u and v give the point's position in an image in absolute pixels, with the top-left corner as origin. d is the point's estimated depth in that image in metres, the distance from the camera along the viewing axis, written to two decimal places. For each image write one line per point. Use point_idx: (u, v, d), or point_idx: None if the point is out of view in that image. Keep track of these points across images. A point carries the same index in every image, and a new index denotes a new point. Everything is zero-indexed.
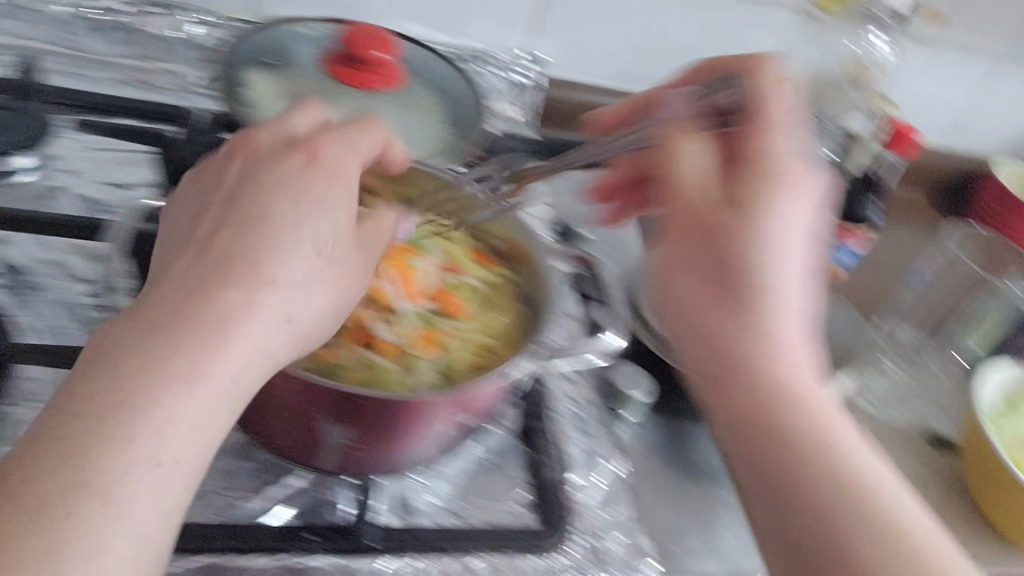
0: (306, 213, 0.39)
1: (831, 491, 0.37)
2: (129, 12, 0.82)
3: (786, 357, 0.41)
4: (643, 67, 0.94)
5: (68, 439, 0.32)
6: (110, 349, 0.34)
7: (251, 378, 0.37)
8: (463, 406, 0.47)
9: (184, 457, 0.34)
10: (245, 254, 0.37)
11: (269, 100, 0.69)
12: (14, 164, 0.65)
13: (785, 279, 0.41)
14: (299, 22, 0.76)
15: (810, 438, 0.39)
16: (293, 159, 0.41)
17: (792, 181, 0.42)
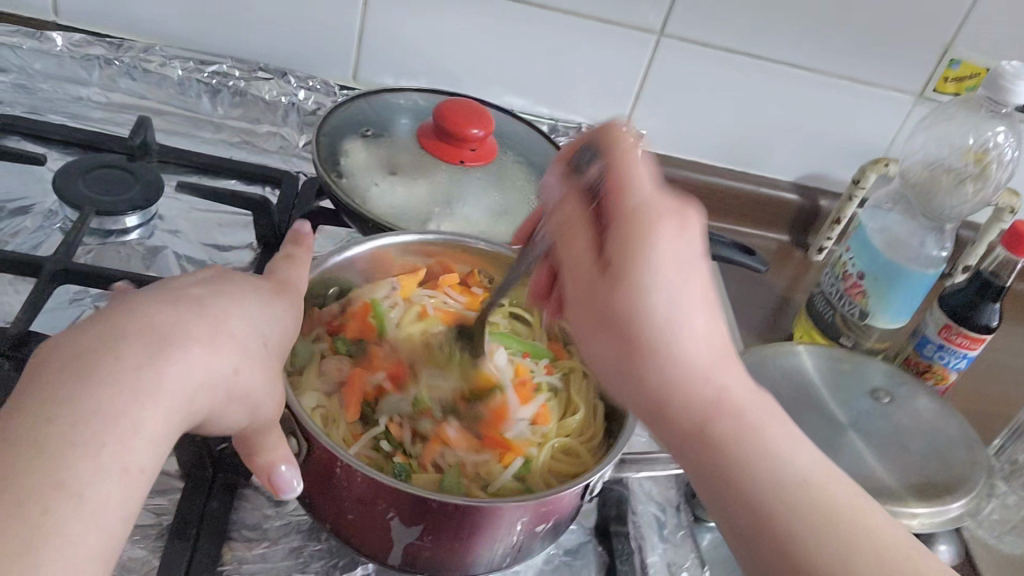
0: (242, 302, 0.45)
1: (809, 530, 0.39)
2: (238, 73, 0.83)
3: (707, 378, 0.41)
4: (750, 144, 0.91)
5: (27, 441, 0.35)
6: (62, 366, 0.38)
7: (199, 411, 0.40)
8: (541, 517, 0.45)
9: (135, 464, 0.37)
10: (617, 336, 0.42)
11: (362, 170, 0.69)
12: (125, 225, 0.68)
13: (688, 330, 0.41)
14: (402, 92, 0.77)
15: (778, 477, 0.40)
16: (250, 277, 0.47)
17: (661, 220, 0.41)
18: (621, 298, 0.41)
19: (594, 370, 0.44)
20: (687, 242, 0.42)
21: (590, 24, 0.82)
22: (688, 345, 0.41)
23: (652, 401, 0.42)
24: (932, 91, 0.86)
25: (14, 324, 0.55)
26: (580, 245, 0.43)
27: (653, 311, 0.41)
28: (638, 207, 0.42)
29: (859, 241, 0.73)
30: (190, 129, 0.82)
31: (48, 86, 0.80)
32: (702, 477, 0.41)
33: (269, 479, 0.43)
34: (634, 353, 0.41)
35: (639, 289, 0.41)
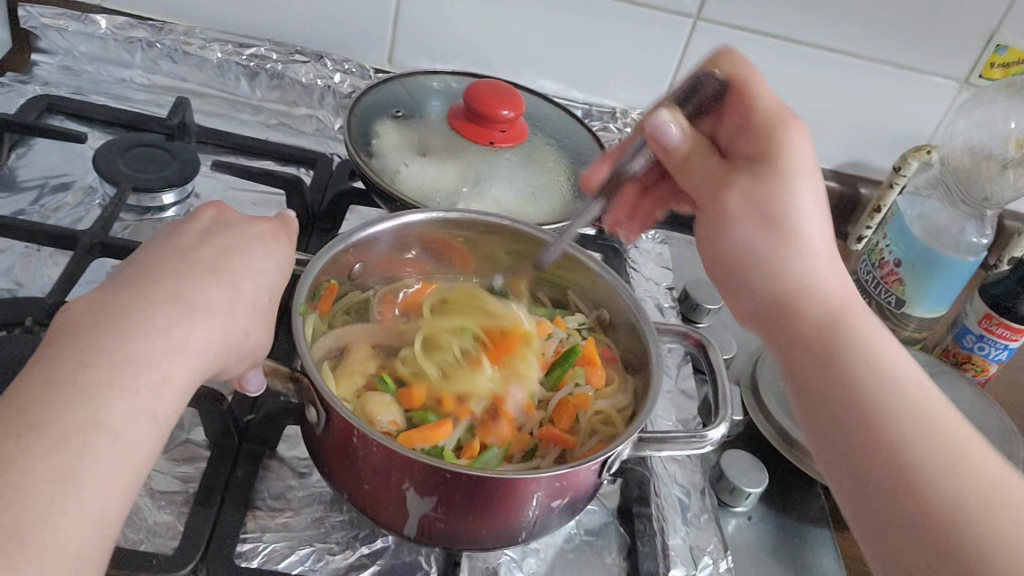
0: (249, 253, 0.48)
1: (886, 415, 0.42)
2: (275, 56, 0.84)
3: (852, 322, 0.47)
4: None
5: (63, 376, 0.38)
6: (93, 316, 0.40)
7: (217, 367, 0.43)
8: (559, 492, 0.45)
9: (162, 411, 0.39)
10: (761, 213, 0.50)
11: (393, 150, 0.70)
12: (162, 202, 0.69)
13: (810, 247, 0.50)
14: (437, 76, 0.77)
15: (875, 393, 0.43)
16: (256, 222, 0.51)
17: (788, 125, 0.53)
18: (767, 190, 0.50)
19: (730, 254, 0.52)
20: (806, 146, 0.52)
21: (625, 6, 0.81)
22: (812, 272, 0.49)
23: (774, 290, 0.49)
24: (976, 77, 0.83)
25: (51, 293, 0.56)
26: (697, 177, 0.54)
27: (793, 204, 0.50)
28: (774, 117, 0.53)
29: (896, 228, 0.72)
30: (228, 111, 0.83)
31: (92, 68, 0.82)
32: (807, 388, 0.45)
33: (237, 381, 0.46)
34: (757, 259, 0.50)
35: (788, 188, 0.50)
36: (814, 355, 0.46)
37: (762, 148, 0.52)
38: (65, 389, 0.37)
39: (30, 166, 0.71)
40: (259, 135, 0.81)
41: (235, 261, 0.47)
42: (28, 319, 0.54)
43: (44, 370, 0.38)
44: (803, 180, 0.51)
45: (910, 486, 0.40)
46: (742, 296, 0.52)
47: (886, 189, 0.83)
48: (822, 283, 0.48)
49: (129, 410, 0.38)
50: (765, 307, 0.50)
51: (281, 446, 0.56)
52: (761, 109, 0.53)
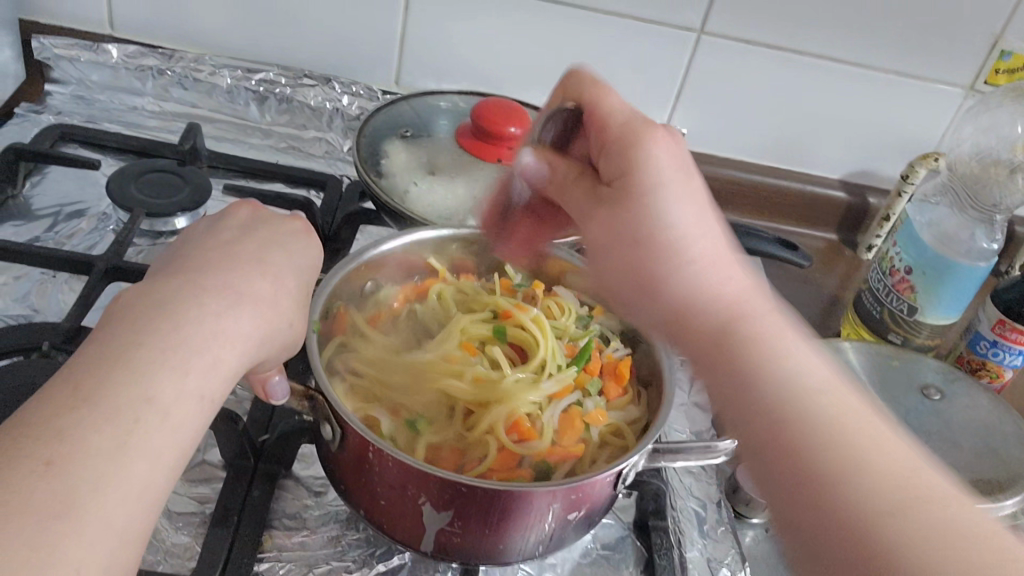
0: (290, 249, 0.49)
1: (805, 431, 0.38)
2: (284, 80, 0.85)
3: (714, 297, 0.44)
4: (794, 141, 0.90)
5: (113, 355, 0.37)
6: (144, 301, 0.40)
7: (261, 356, 0.43)
8: (576, 504, 0.45)
9: (211, 393, 0.39)
10: (645, 269, 0.46)
11: (402, 169, 0.70)
12: (174, 225, 0.70)
13: (694, 250, 0.45)
14: (444, 95, 0.78)
15: (782, 413, 0.39)
16: (292, 221, 0.52)
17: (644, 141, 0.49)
18: (618, 221, 0.48)
19: (605, 274, 0.50)
20: (673, 149, 0.49)
21: (630, 22, 0.82)
22: (701, 253, 0.45)
23: (661, 309, 0.46)
24: (983, 83, 0.84)
25: (67, 318, 0.57)
26: (577, 185, 0.52)
27: (638, 215, 0.47)
28: (628, 127, 0.49)
29: (907, 235, 0.72)
30: (238, 136, 0.84)
31: (104, 97, 0.83)
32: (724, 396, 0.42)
33: (261, 388, 0.46)
34: (642, 274, 0.47)
35: (637, 203, 0.47)
36: (720, 357, 0.42)
37: (606, 151, 0.50)
38: (115, 365, 0.37)
39: (45, 194, 0.72)
40: (269, 158, 0.82)
41: (274, 259, 0.47)
42: (44, 344, 0.55)
43: (92, 350, 0.38)
44: (658, 166, 0.48)
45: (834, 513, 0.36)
46: (650, 310, 0.47)
47: (895, 199, 0.83)
48: (714, 279, 0.44)
49: (177, 391, 0.38)
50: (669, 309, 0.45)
51: (297, 466, 0.56)
52: (614, 123, 0.50)
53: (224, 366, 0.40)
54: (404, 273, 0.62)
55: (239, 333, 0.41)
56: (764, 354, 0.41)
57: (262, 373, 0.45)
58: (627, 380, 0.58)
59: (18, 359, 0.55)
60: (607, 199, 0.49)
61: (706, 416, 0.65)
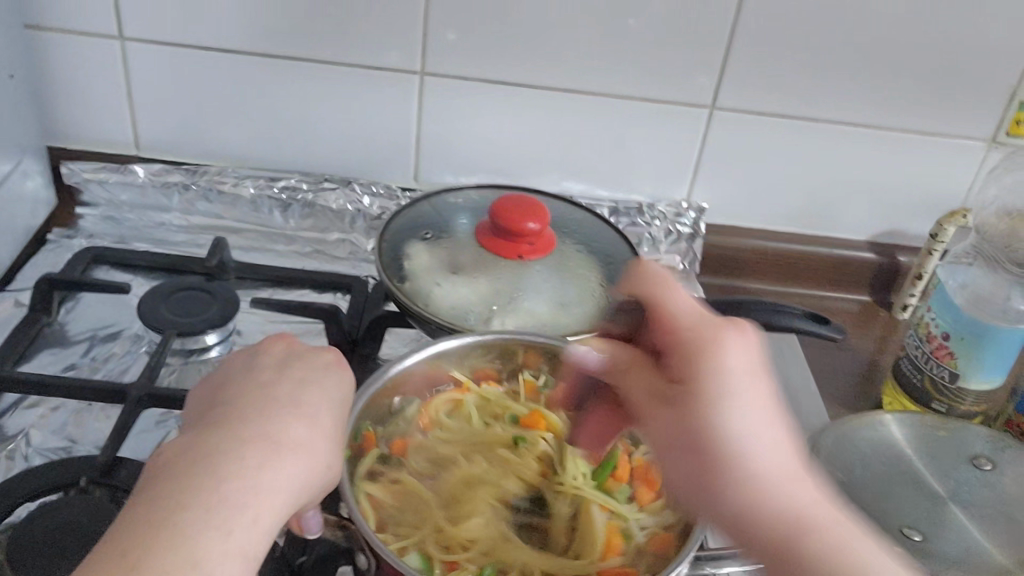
0: (326, 384, 0.49)
1: None
2: (306, 186, 0.86)
3: (780, 490, 0.42)
4: (817, 206, 0.89)
5: (159, 521, 0.37)
6: (189, 459, 0.41)
7: (304, 502, 0.43)
8: None
9: (254, 550, 0.39)
10: (704, 455, 0.43)
11: (427, 271, 0.71)
12: (205, 343, 0.71)
13: (742, 439, 0.43)
14: (460, 192, 0.79)
15: (811, 548, 0.41)
16: (323, 352, 0.51)
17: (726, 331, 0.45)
18: (694, 426, 0.44)
19: (689, 492, 0.45)
20: (747, 352, 0.45)
21: (641, 104, 0.83)
22: (731, 417, 0.43)
23: (729, 512, 0.43)
24: (1004, 135, 0.83)
25: (102, 453, 0.57)
26: (649, 390, 0.48)
27: (710, 428, 0.43)
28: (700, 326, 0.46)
29: (940, 300, 0.70)
30: (264, 244, 0.85)
31: (133, 216, 0.85)
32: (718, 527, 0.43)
33: (295, 521, 0.46)
34: (743, 482, 0.42)
35: (709, 418, 0.43)
36: (713, 489, 0.43)
37: (687, 408, 0.44)
38: (157, 531, 0.37)
39: (79, 320, 0.73)
40: (295, 265, 0.83)
41: (308, 399, 0.47)
42: (81, 480, 0.55)
43: (136, 516, 0.38)
44: (713, 370, 0.44)
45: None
46: (720, 515, 0.43)
47: (925, 257, 0.82)
48: (756, 437, 0.43)
49: (221, 553, 0.37)
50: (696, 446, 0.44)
51: None
52: (682, 326, 0.46)
53: (268, 522, 0.40)
54: (428, 386, 0.62)
55: (279, 483, 0.41)
56: (740, 492, 0.42)
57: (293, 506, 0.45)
58: (657, 485, 0.58)
59: (55, 498, 0.55)
60: (673, 433, 0.45)
61: None
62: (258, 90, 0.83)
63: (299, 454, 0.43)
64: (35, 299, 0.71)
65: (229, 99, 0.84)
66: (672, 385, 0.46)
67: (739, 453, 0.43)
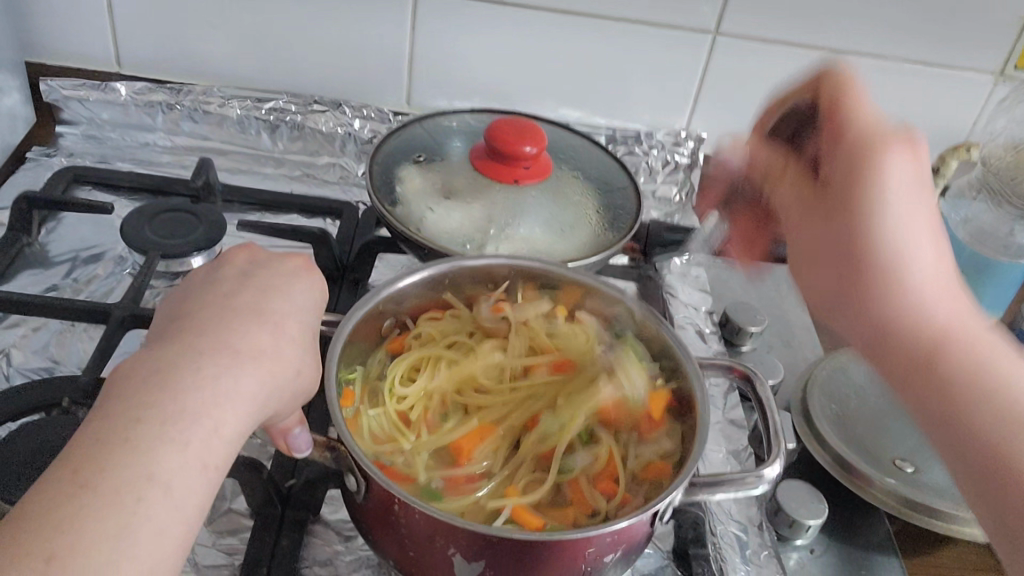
0: (287, 293, 0.47)
1: (1011, 455, 0.40)
2: (294, 108, 0.84)
3: (925, 286, 0.46)
4: None
5: (115, 429, 0.36)
6: (142, 370, 0.39)
7: (267, 413, 0.41)
8: (612, 546, 0.44)
9: (213, 462, 0.37)
10: (840, 235, 0.48)
11: (418, 195, 0.69)
12: (191, 265, 0.69)
13: (915, 263, 0.46)
14: (453, 115, 0.76)
15: (973, 400, 0.42)
16: (289, 260, 0.50)
17: (892, 144, 0.49)
18: (842, 206, 0.49)
19: (809, 288, 0.51)
20: (909, 168, 0.48)
21: (643, 28, 0.80)
22: (914, 261, 0.46)
23: (884, 324, 0.46)
24: (1012, 68, 0.80)
25: (86, 372, 0.56)
26: (796, 196, 0.54)
27: (871, 226, 0.47)
28: (874, 136, 0.50)
29: (943, 235, 0.69)
30: (252, 166, 0.83)
31: (116, 135, 0.83)
32: (857, 319, 0.48)
33: (283, 440, 0.45)
34: (897, 271, 0.46)
35: (870, 209, 0.47)
36: (863, 290, 0.47)
37: (846, 163, 0.49)
38: (113, 438, 0.36)
39: (60, 241, 0.71)
40: (283, 188, 0.81)
41: (273, 307, 0.45)
42: (64, 400, 0.54)
43: (92, 424, 0.36)
44: (903, 176, 0.48)
45: (990, 446, 0.41)
46: (814, 285, 0.51)
47: (927, 192, 0.81)
48: (909, 250, 0.46)
49: (180, 463, 0.36)
50: (839, 243, 0.49)
51: (325, 510, 0.55)
52: (857, 126, 0.51)
53: (229, 431, 0.38)
54: (418, 313, 0.61)
55: (240, 392, 0.40)
56: (905, 308, 0.45)
57: (281, 424, 0.44)
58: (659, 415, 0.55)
59: (37, 417, 0.54)
60: (823, 218, 0.50)
61: (743, 433, 0.63)
62: (244, 4, 0.80)
63: (261, 365, 0.41)
64: (14, 219, 0.69)
65: (215, 14, 0.80)
66: (829, 173, 0.51)
67: (869, 246, 0.47)
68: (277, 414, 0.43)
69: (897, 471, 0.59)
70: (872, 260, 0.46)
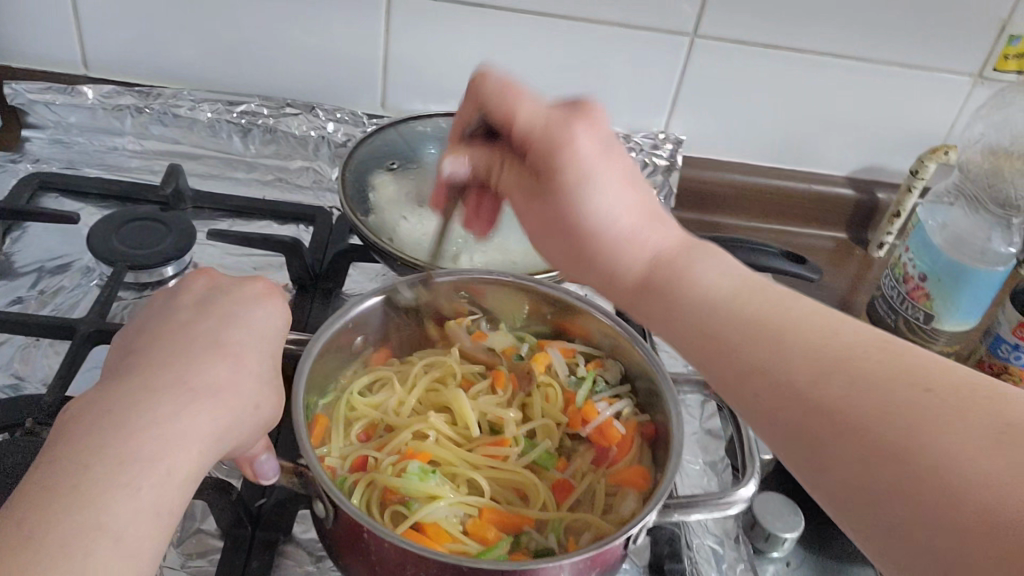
0: (245, 321, 0.46)
1: (848, 385, 0.34)
2: (267, 111, 0.82)
3: (641, 253, 0.44)
4: (798, 140, 0.87)
5: (64, 479, 0.35)
6: (92, 413, 0.38)
7: (227, 449, 0.40)
8: (585, 572, 0.43)
9: (168, 506, 0.36)
10: (573, 247, 0.47)
11: (392, 203, 0.67)
12: (160, 276, 0.68)
13: (626, 230, 0.45)
14: (427, 119, 0.75)
15: (809, 370, 0.35)
16: (249, 285, 0.49)
17: (573, 121, 0.46)
18: (553, 214, 0.47)
19: (545, 250, 0.50)
20: (593, 132, 0.46)
21: (621, 31, 0.79)
22: (625, 230, 0.45)
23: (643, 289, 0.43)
24: (991, 70, 0.80)
25: (50, 392, 0.55)
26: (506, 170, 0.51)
27: (586, 214, 0.45)
28: (550, 120, 0.46)
29: (919, 242, 0.69)
30: (224, 171, 0.81)
31: (83, 139, 0.81)
32: (606, 283, 0.46)
33: (249, 468, 0.44)
34: (618, 236, 0.45)
35: (566, 199, 0.45)
36: (584, 262, 0.46)
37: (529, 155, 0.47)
38: (61, 490, 0.34)
39: (26, 251, 0.69)
40: (255, 194, 0.79)
41: (229, 338, 0.44)
42: (27, 422, 0.52)
43: (39, 474, 0.35)
44: (603, 191, 0.45)
45: (858, 431, 0.33)
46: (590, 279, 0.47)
47: (904, 194, 0.80)
48: (612, 226, 0.45)
49: (133, 511, 0.35)
50: (528, 190, 0.49)
51: (297, 529, 0.54)
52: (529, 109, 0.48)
53: (186, 474, 0.37)
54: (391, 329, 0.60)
55: (196, 431, 0.38)
56: (607, 222, 0.45)
57: (248, 453, 0.43)
58: (624, 441, 0.56)
59: (2, 438, 0.53)
60: (558, 246, 0.48)
61: (720, 444, 0.63)
62: (213, 6, 0.78)
63: (218, 400, 0.40)
64: None
65: (183, 15, 0.78)
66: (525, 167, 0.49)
67: (605, 237, 0.45)
68: (239, 448, 0.42)
69: None
70: (619, 278, 0.45)
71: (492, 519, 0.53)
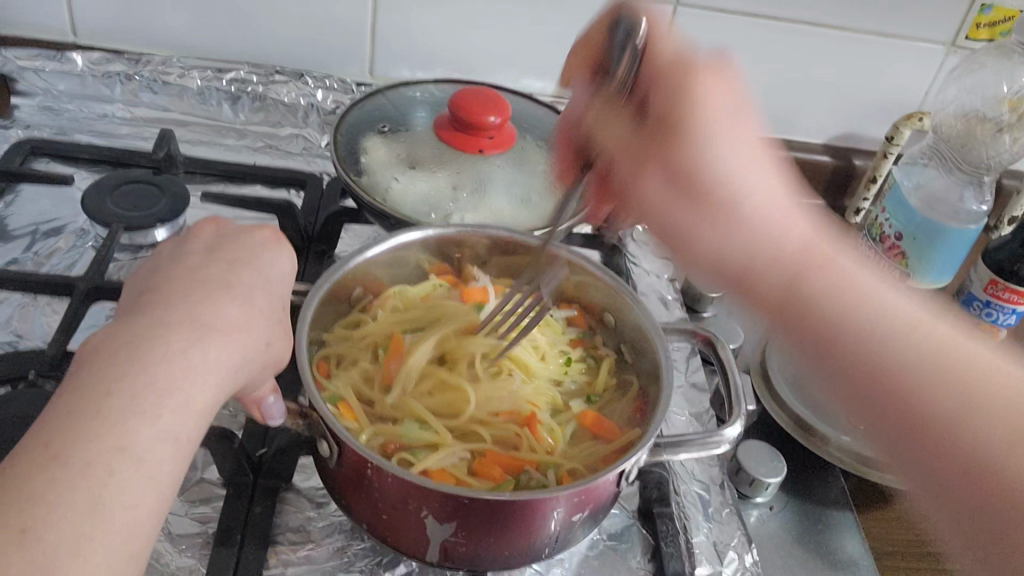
0: (257, 266, 0.47)
1: (935, 371, 0.42)
2: (256, 78, 0.83)
3: (795, 231, 0.48)
4: (777, 108, 0.89)
5: (88, 401, 0.36)
6: (113, 343, 0.39)
7: (240, 384, 0.42)
8: (578, 506, 0.45)
9: (187, 432, 0.38)
10: (697, 210, 0.52)
11: (383, 165, 0.69)
12: (154, 238, 0.68)
13: (741, 190, 0.50)
14: (417, 85, 0.77)
15: (909, 358, 0.43)
16: (259, 233, 0.50)
17: (704, 72, 0.51)
18: (669, 122, 0.52)
19: (651, 187, 0.55)
20: (720, 93, 0.51)
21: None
22: (752, 209, 0.50)
23: (768, 253, 0.49)
24: (964, 38, 0.82)
25: (52, 345, 0.56)
26: (628, 125, 0.56)
27: (708, 162, 0.51)
28: (679, 67, 0.51)
29: (895, 201, 0.71)
30: (213, 137, 0.82)
31: (74, 106, 0.81)
32: (722, 231, 0.51)
33: (257, 409, 0.45)
34: (738, 199, 0.50)
35: (695, 138, 0.51)
36: (727, 208, 0.51)
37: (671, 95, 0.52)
38: (84, 411, 0.36)
39: (20, 214, 0.70)
40: (246, 160, 0.81)
41: (244, 281, 0.46)
42: (30, 373, 0.53)
43: (63, 397, 0.37)
44: (752, 175, 0.50)
45: (923, 426, 0.41)
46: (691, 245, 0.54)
47: (881, 159, 0.83)
48: (743, 192, 0.50)
49: (154, 435, 0.37)
50: (671, 179, 0.53)
51: (297, 478, 0.55)
52: (665, 56, 0.52)
53: (203, 403, 0.39)
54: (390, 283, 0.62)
55: (213, 363, 0.40)
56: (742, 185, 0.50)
57: (254, 394, 0.45)
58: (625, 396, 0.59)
59: (5, 390, 0.54)
60: (670, 177, 0.53)
61: (704, 396, 0.65)
62: None
63: (234, 336, 0.42)
64: None
65: None
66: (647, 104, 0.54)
67: (726, 180, 0.51)
68: (250, 385, 0.44)
69: (852, 428, 0.62)
70: (738, 223, 0.50)
71: (494, 461, 0.54)
